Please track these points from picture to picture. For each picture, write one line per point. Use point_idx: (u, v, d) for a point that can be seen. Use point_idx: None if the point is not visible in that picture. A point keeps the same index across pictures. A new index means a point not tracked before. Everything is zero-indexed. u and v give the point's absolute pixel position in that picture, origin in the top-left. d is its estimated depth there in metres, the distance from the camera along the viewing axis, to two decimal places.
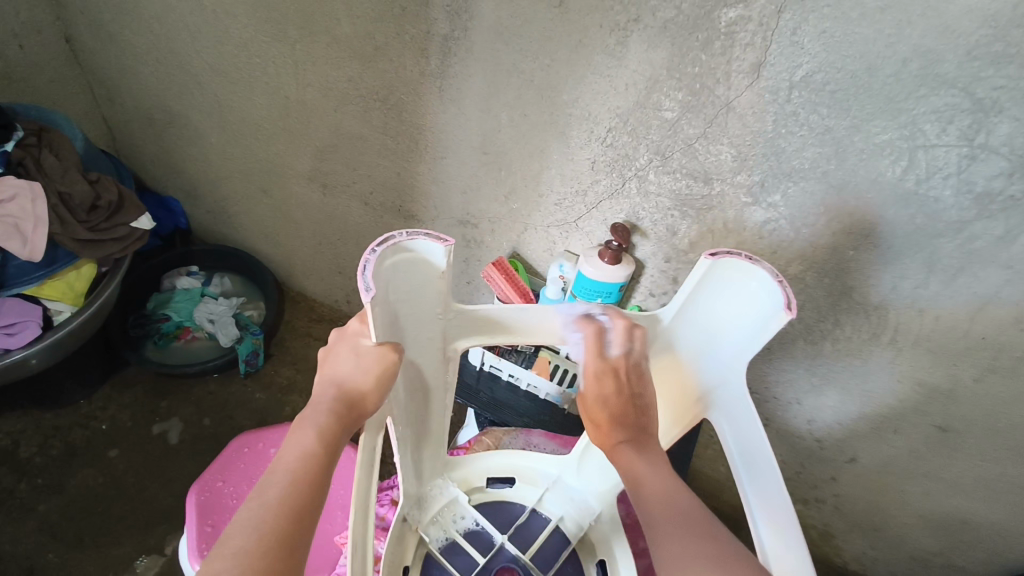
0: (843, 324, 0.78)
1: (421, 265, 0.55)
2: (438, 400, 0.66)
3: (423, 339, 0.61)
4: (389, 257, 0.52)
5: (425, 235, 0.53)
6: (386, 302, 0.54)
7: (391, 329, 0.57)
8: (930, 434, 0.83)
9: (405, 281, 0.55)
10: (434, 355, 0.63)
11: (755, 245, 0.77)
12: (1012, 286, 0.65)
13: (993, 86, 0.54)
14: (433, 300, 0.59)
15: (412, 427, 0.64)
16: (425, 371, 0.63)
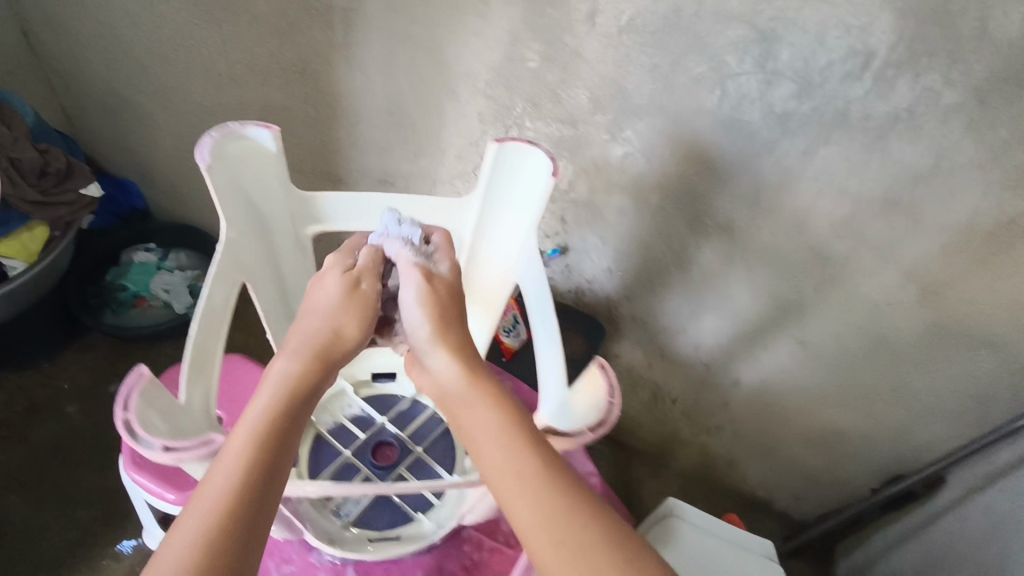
0: (702, 247, 0.89)
1: (259, 153, 0.62)
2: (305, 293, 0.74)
3: (280, 231, 0.68)
4: (228, 142, 0.59)
5: (255, 123, 0.60)
6: (232, 184, 0.61)
7: (246, 215, 0.63)
8: (792, 348, 0.94)
9: (247, 168, 0.62)
10: (296, 249, 0.71)
11: (620, 179, 0.88)
12: (822, 197, 0.75)
13: (770, 17, 0.65)
14: (277, 189, 0.65)
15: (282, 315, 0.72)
16: (288, 266, 0.71)
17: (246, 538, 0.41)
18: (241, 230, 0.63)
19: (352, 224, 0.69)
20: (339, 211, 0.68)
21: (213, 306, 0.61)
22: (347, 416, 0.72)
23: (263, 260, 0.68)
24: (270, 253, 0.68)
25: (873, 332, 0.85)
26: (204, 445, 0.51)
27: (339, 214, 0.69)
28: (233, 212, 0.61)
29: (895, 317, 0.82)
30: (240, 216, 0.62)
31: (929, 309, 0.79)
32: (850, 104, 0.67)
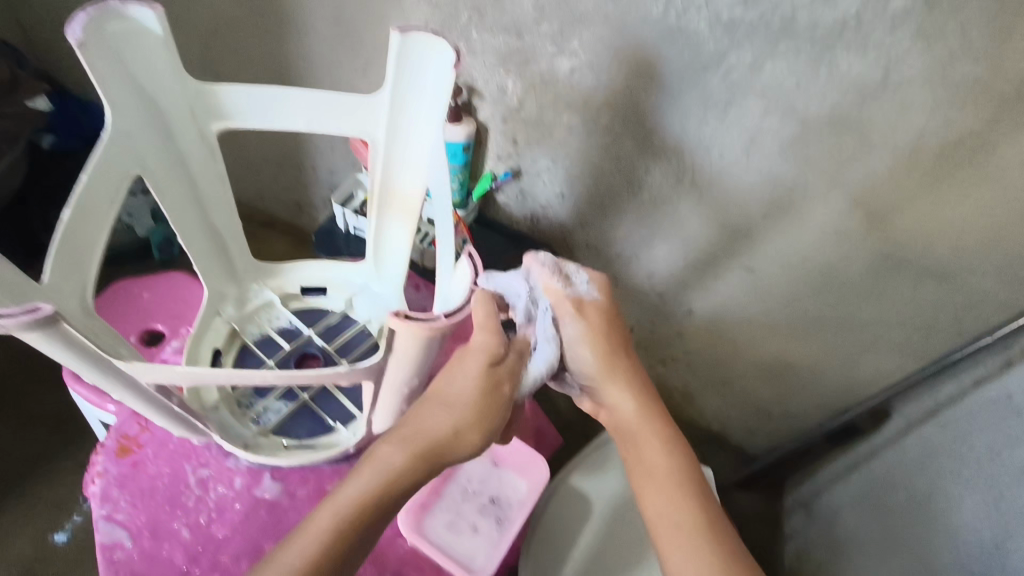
0: (652, 170, 0.86)
1: (143, 38, 0.55)
2: (223, 202, 0.68)
3: (183, 128, 0.62)
4: (106, 22, 0.52)
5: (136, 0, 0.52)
6: (115, 70, 0.54)
7: (140, 107, 0.57)
8: (743, 276, 0.92)
9: (132, 51, 0.55)
10: (205, 153, 0.64)
11: (569, 96, 0.84)
12: (769, 115, 0.72)
13: None
14: (171, 78, 0.58)
15: (194, 221, 0.66)
16: (201, 172, 0.65)
17: (351, 548, 0.50)
18: (131, 120, 0.57)
19: (258, 124, 0.62)
20: (242, 108, 0.61)
21: (95, 193, 0.53)
22: (275, 328, 0.72)
23: (169, 158, 0.62)
24: (177, 155, 0.62)
25: (821, 261, 0.83)
26: (34, 313, 0.39)
27: (244, 111, 0.62)
28: (117, 99, 0.55)
29: (842, 245, 0.80)
30: (128, 104, 0.56)
31: (875, 237, 0.77)
32: (797, 11, 0.63)
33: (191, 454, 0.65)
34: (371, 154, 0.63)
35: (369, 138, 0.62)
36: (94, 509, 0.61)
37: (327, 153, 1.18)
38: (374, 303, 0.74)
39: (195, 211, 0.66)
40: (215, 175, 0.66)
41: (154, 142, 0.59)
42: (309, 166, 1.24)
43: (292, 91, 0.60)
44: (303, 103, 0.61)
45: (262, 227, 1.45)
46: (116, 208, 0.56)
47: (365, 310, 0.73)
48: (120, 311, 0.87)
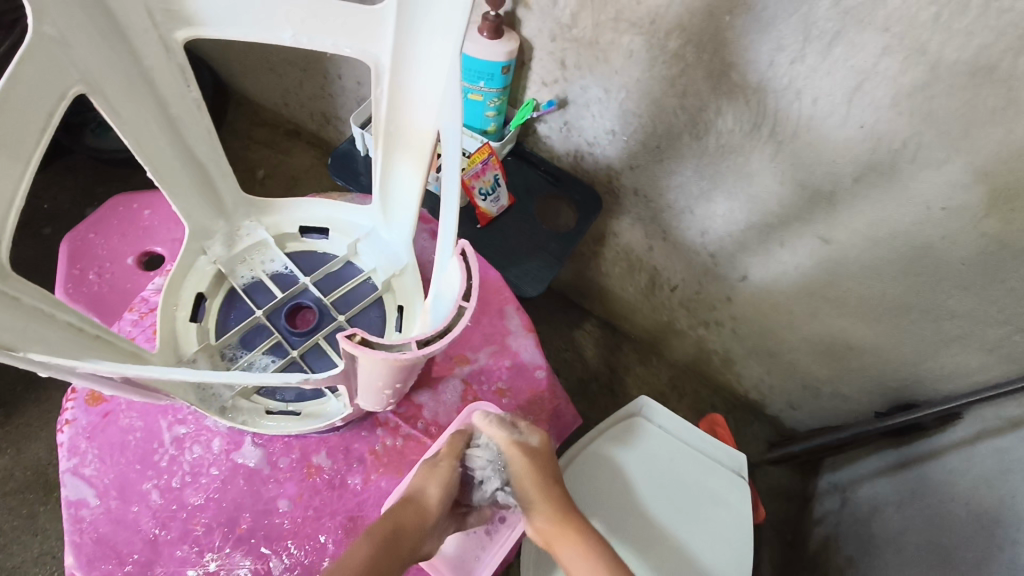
0: (725, 112, 0.71)
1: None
2: (198, 126, 0.57)
3: (140, 34, 0.49)
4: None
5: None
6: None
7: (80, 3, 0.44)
8: (815, 247, 0.78)
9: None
10: (170, 68, 0.52)
11: (633, 14, 0.68)
12: (889, 56, 0.56)
13: None
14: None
15: (165, 148, 0.56)
16: (168, 91, 0.54)
17: None
18: (69, 20, 0.44)
19: (233, 34, 0.50)
20: (216, 14, 0.49)
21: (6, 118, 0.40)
22: (268, 271, 0.63)
23: (123, 70, 0.49)
24: (136, 67, 0.50)
25: (917, 240, 0.69)
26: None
27: (217, 18, 0.50)
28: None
29: (949, 225, 0.65)
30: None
31: (994, 220, 0.62)
32: None
33: (166, 409, 0.59)
34: (377, 81, 0.52)
35: (372, 61, 0.51)
36: (61, 462, 0.56)
37: (353, 61, 1.05)
38: (380, 250, 0.64)
39: (168, 134, 0.56)
40: (183, 96, 0.55)
41: (104, 45, 0.47)
42: (334, 74, 1.11)
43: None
44: (294, 16, 0.49)
45: (286, 137, 1.35)
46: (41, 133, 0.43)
47: (371, 260, 0.64)
48: (118, 227, 0.80)
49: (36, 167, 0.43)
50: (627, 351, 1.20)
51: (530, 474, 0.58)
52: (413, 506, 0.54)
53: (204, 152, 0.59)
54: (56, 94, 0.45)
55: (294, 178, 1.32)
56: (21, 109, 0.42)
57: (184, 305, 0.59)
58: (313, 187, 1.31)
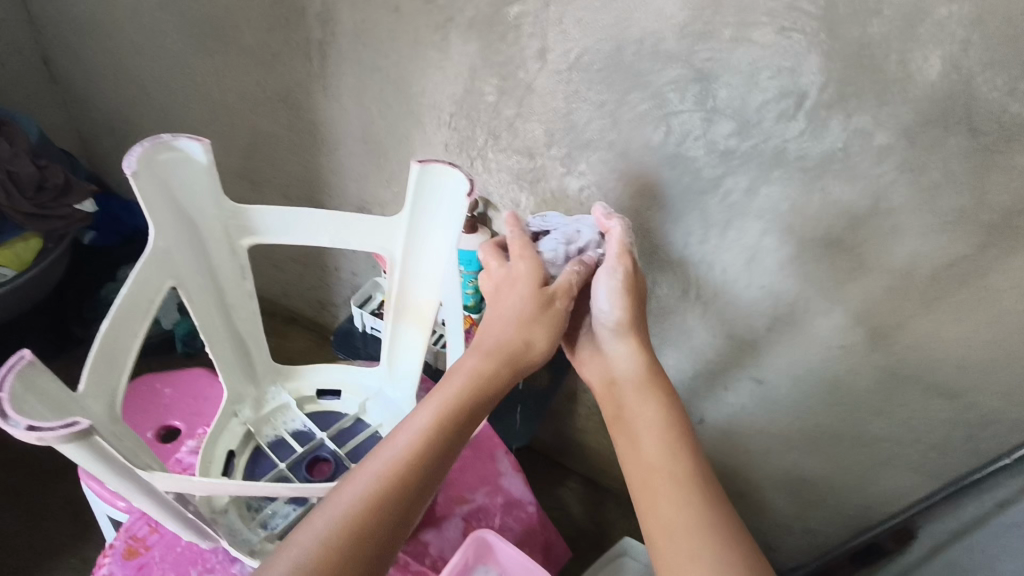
0: (660, 281, 0.89)
1: (190, 163, 0.61)
2: (247, 310, 0.72)
3: (215, 241, 0.66)
4: (157, 151, 0.58)
5: (186, 134, 0.58)
6: (159, 194, 0.59)
7: (179, 223, 0.62)
8: (752, 387, 0.92)
9: (177, 178, 0.60)
10: (233, 267, 0.69)
11: (578, 212, 0.89)
12: (768, 235, 0.76)
13: (704, 58, 0.67)
14: (211, 200, 0.64)
15: (218, 326, 0.70)
16: (227, 283, 0.69)
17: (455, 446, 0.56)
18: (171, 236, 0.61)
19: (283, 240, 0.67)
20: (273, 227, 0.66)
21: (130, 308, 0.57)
22: (288, 430, 0.73)
23: (198, 268, 0.66)
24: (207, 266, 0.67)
25: (829, 374, 0.84)
26: (72, 427, 0.42)
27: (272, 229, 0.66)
28: (161, 216, 0.60)
29: (849, 360, 0.81)
30: (165, 218, 0.60)
31: (880, 354, 0.78)
32: (787, 144, 0.68)
33: (197, 560, 0.69)
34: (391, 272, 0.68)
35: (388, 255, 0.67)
36: None
37: (349, 255, 1.24)
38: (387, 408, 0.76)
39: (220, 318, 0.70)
40: (241, 289, 0.70)
41: (181, 256, 0.64)
42: (332, 266, 1.30)
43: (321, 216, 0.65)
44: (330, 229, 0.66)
45: (284, 322, 1.51)
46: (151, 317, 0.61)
47: (377, 416, 0.75)
48: (139, 407, 0.90)
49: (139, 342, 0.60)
50: (609, 503, 1.26)
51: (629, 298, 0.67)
52: (519, 353, 0.63)
53: (247, 330, 0.73)
54: (155, 286, 0.61)
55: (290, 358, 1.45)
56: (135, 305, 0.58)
57: (217, 461, 0.68)
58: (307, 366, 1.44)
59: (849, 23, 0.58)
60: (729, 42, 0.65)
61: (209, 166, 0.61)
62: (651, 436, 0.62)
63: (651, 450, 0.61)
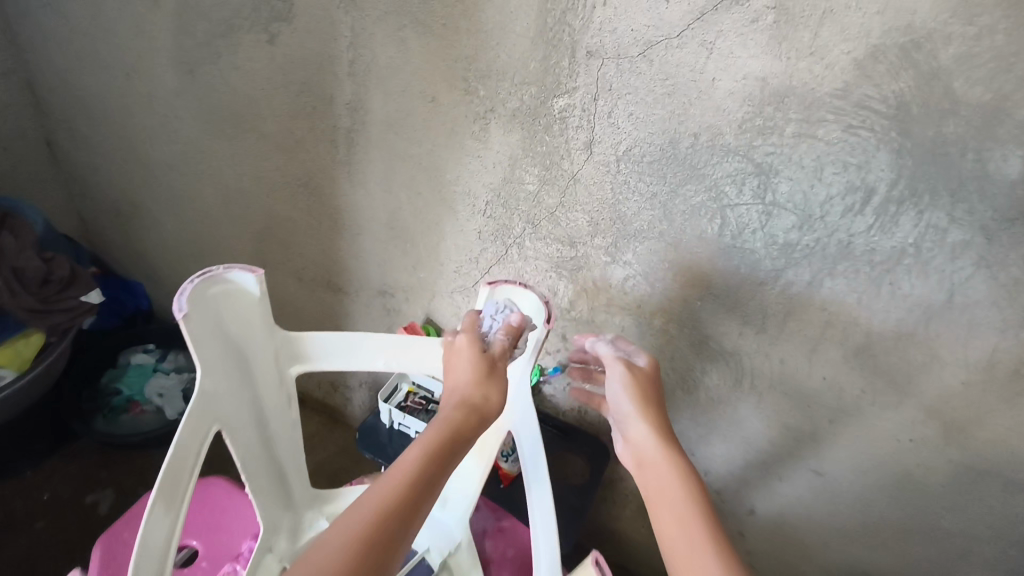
0: (710, 371, 0.85)
1: (240, 295, 0.61)
2: (288, 436, 0.71)
3: (261, 370, 0.66)
4: (209, 287, 0.58)
5: (240, 267, 0.59)
6: (213, 329, 0.59)
7: (224, 356, 0.61)
8: (811, 478, 0.87)
9: (228, 311, 0.60)
10: (278, 394, 0.68)
11: (622, 300, 0.85)
12: (831, 327, 0.72)
13: (765, 152, 0.64)
14: (261, 330, 0.64)
15: (258, 458, 0.68)
16: (270, 412, 0.68)
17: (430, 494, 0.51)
18: (217, 372, 0.60)
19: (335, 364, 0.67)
20: (324, 351, 0.67)
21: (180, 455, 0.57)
22: None
23: (243, 399, 0.64)
24: (252, 395, 0.65)
25: (897, 468, 0.79)
26: None
27: (324, 354, 0.67)
28: (211, 352, 0.59)
29: (920, 454, 0.76)
30: (217, 351, 0.60)
31: (955, 448, 0.73)
32: (853, 238, 0.65)
33: None
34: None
35: None
36: None
37: None
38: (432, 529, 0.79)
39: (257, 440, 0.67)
40: (283, 416, 0.69)
41: None
42: None
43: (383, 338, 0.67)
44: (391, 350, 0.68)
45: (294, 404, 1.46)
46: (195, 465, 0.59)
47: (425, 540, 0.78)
48: None
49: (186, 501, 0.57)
50: None
51: (639, 384, 0.67)
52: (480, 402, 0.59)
53: (288, 456, 0.72)
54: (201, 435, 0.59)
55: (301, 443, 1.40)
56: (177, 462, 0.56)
57: None
58: (318, 453, 1.37)
59: (922, 121, 0.56)
60: (792, 137, 0.62)
61: (260, 297, 0.61)
62: (668, 502, 0.57)
63: (667, 518, 0.56)
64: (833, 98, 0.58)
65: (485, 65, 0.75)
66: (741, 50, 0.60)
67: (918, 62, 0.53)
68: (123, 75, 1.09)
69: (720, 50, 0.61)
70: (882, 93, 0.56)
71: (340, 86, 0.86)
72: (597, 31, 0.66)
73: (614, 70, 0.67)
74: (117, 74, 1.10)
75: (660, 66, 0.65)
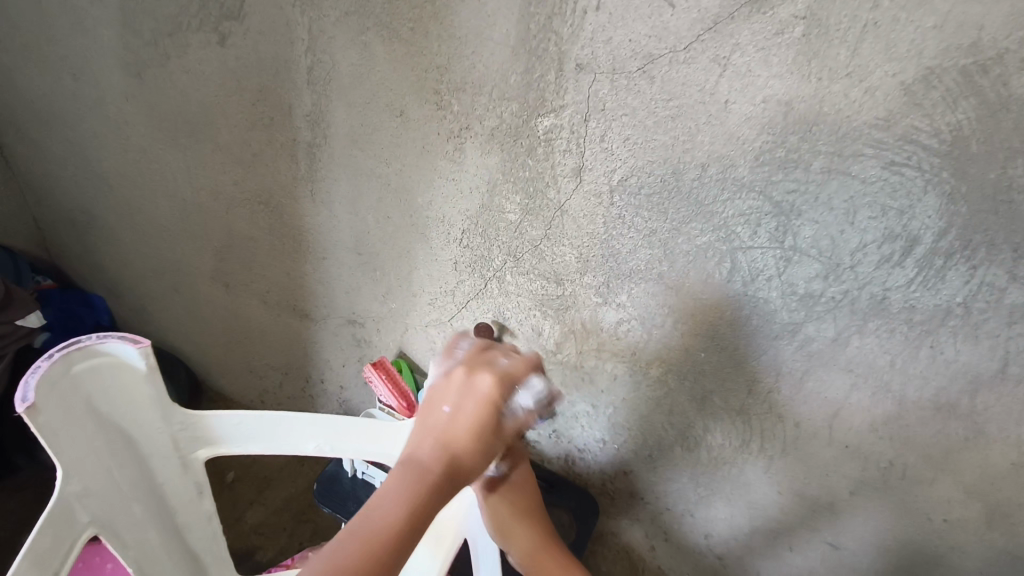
0: (712, 429, 0.74)
1: (119, 368, 0.56)
2: (202, 525, 0.67)
3: (158, 455, 0.61)
4: (75, 361, 0.52)
5: (117, 337, 0.54)
6: (83, 412, 0.53)
7: (112, 444, 0.56)
8: (825, 552, 0.75)
9: (104, 390, 0.55)
10: (186, 482, 0.64)
11: (614, 346, 0.75)
12: (858, 391, 0.61)
13: (786, 189, 0.54)
14: (154, 411, 0.59)
15: (164, 558, 0.62)
16: (177, 502, 0.64)
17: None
18: (89, 469, 0.53)
19: (250, 448, 0.63)
20: (237, 435, 0.62)
21: (47, 550, 0.48)
22: None
23: (136, 491, 0.59)
24: (152, 483, 0.61)
25: (927, 551, 0.66)
26: None
27: (236, 437, 0.63)
28: (80, 443, 0.52)
29: (955, 536, 0.63)
30: (95, 440, 0.54)
31: (997, 533, 0.60)
32: (888, 293, 0.54)
33: None
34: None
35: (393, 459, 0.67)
36: None
37: (337, 368, 1.08)
38: None
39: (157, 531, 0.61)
40: (196, 506, 0.66)
41: None
42: (316, 378, 1.13)
43: (309, 422, 0.63)
44: (321, 433, 0.64)
45: None
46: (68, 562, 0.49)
47: None
48: None
49: None
50: None
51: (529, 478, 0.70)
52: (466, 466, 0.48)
53: (202, 544, 0.67)
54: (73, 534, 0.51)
55: (266, 477, 1.29)
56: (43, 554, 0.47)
57: None
58: (285, 487, 1.27)
59: (983, 161, 0.45)
60: (820, 173, 0.52)
61: (145, 371, 0.57)
62: None
63: None
64: (873, 129, 0.48)
65: (460, 77, 0.65)
66: (762, 67, 0.50)
67: (983, 89, 0.43)
68: (70, 78, 0.99)
69: (736, 67, 0.51)
70: (934, 125, 0.45)
71: (299, 96, 0.76)
72: (588, 42, 0.56)
73: (609, 88, 0.57)
74: (64, 77, 1.00)
75: (662, 84, 0.55)
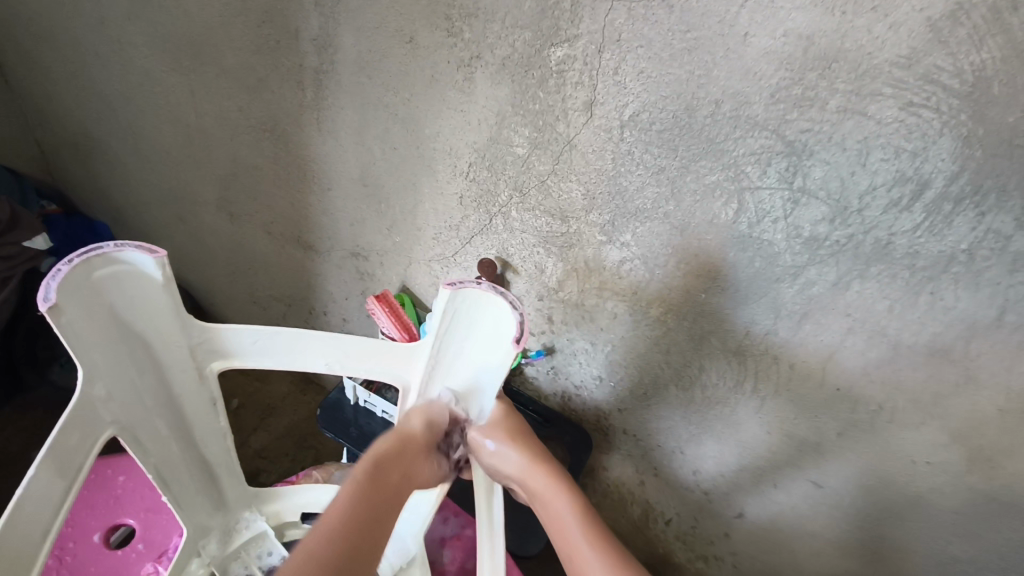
0: (708, 369, 0.76)
1: (138, 277, 0.56)
2: (217, 441, 0.69)
3: (175, 367, 0.63)
4: (95, 267, 0.52)
5: (134, 246, 0.53)
6: (103, 318, 0.54)
7: (129, 352, 0.57)
8: (808, 490, 0.78)
9: (122, 297, 0.55)
10: (202, 394, 0.65)
11: (616, 285, 0.76)
12: (853, 336, 0.62)
13: (799, 129, 0.53)
14: (173, 323, 0.60)
15: (181, 466, 0.66)
16: (193, 414, 0.66)
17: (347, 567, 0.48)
18: (110, 375, 0.56)
19: (263, 362, 0.64)
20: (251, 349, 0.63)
21: (64, 452, 0.51)
22: (263, 565, 0.72)
23: (154, 404, 0.61)
24: (168, 395, 0.63)
25: (906, 490, 0.69)
26: None
27: (250, 351, 0.64)
28: (100, 349, 0.54)
29: (934, 478, 0.66)
30: (114, 347, 0.55)
31: (977, 475, 0.63)
32: (893, 238, 0.54)
33: None
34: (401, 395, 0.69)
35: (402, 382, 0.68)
36: None
37: (340, 301, 1.09)
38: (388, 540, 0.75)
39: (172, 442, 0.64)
40: (211, 421, 0.67)
41: None
42: (319, 310, 1.14)
43: (320, 340, 0.64)
44: (333, 352, 0.65)
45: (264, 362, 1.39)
46: (87, 461, 0.53)
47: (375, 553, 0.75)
48: (87, 499, 0.77)
49: (72, 495, 0.51)
50: None
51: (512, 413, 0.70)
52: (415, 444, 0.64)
53: (218, 456, 0.70)
54: (94, 437, 0.55)
55: (269, 405, 1.33)
56: (60, 456, 0.50)
57: None
58: (288, 415, 1.31)
59: (1003, 104, 0.44)
60: (835, 113, 0.51)
61: (162, 281, 0.56)
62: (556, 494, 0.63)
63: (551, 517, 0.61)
64: (893, 68, 0.47)
65: (473, 1, 0.63)
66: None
67: (1011, 28, 0.42)
68: None
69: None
70: (956, 65, 0.45)
71: (306, 18, 0.74)
72: None
73: (626, 18, 0.56)
74: None
75: (682, 14, 0.53)
